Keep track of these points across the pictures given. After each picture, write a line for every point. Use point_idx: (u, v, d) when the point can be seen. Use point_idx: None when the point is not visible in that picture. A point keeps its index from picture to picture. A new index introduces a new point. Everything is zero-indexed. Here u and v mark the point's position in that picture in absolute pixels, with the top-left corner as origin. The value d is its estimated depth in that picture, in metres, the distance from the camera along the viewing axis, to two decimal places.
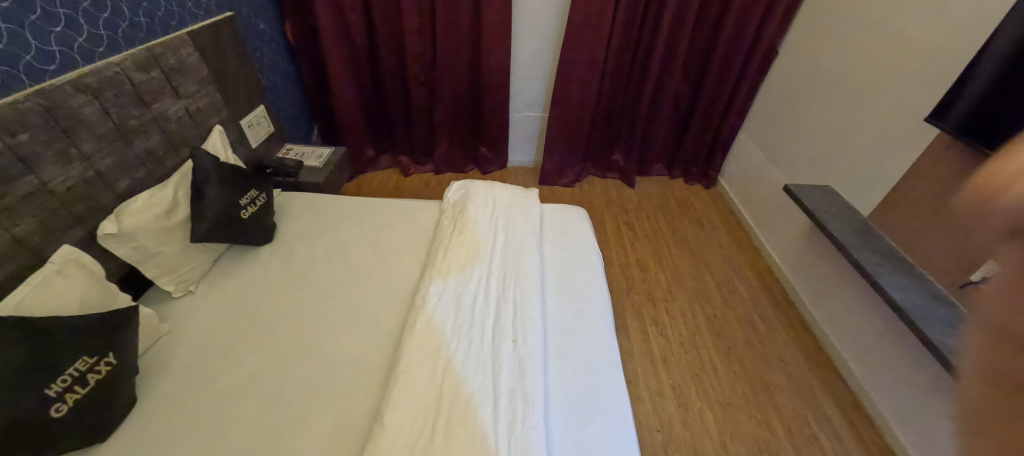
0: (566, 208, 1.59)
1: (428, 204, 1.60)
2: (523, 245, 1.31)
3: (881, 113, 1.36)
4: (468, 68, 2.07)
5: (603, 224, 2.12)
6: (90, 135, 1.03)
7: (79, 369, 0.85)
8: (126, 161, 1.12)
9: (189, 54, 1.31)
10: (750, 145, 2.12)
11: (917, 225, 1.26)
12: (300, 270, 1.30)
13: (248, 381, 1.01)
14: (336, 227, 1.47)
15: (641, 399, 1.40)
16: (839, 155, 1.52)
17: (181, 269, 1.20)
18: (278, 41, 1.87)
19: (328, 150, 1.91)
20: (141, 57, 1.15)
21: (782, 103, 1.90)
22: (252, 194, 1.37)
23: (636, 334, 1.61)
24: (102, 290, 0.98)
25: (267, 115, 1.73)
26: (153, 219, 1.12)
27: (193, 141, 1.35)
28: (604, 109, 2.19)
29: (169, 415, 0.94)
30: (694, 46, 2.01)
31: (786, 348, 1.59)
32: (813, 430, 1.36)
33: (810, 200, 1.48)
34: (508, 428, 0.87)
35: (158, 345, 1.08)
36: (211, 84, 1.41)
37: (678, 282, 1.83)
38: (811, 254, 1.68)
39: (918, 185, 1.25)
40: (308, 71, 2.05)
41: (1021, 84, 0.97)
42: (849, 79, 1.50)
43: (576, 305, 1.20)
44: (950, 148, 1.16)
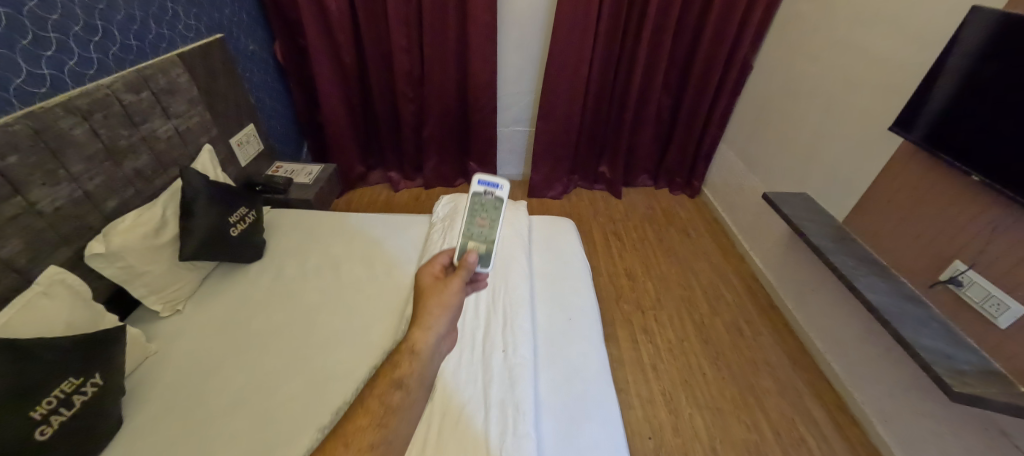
0: (555, 219, 1.62)
1: (417, 218, 1.62)
2: (513, 257, 1.34)
3: (850, 124, 1.43)
4: (456, 85, 2.12)
5: (591, 235, 2.16)
6: (79, 156, 1.03)
7: (65, 390, 0.84)
8: (114, 180, 1.13)
9: (179, 75, 1.33)
10: (730, 155, 2.19)
11: (887, 229, 1.32)
12: (290, 286, 1.31)
13: (237, 399, 1.01)
14: (325, 243, 1.48)
15: (632, 407, 1.42)
16: (815, 163, 1.59)
17: (169, 288, 1.20)
18: (268, 61, 1.89)
19: (318, 167, 1.93)
20: (131, 79, 1.17)
21: (758, 115, 1.98)
22: (242, 211, 1.38)
23: (626, 342, 1.63)
24: (88, 310, 0.98)
25: (256, 133, 1.74)
26: (140, 238, 1.12)
27: (183, 160, 1.36)
28: (589, 122, 2.25)
29: (155, 436, 0.93)
30: (673, 61, 2.09)
31: (771, 352, 1.63)
32: (800, 431, 1.38)
33: (788, 207, 1.54)
34: (500, 437, 0.88)
35: (145, 365, 1.07)
36: (201, 104, 1.43)
37: (666, 290, 1.87)
38: (793, 259, 1.73)
39: (887, 189, 1.31)
40: (297, 90, 2.07)
41: (983, 96, 1.03)
42: (820, 91, 1.57)
43: (565, 314, 1.23)
44: (916, 154, 1.22)
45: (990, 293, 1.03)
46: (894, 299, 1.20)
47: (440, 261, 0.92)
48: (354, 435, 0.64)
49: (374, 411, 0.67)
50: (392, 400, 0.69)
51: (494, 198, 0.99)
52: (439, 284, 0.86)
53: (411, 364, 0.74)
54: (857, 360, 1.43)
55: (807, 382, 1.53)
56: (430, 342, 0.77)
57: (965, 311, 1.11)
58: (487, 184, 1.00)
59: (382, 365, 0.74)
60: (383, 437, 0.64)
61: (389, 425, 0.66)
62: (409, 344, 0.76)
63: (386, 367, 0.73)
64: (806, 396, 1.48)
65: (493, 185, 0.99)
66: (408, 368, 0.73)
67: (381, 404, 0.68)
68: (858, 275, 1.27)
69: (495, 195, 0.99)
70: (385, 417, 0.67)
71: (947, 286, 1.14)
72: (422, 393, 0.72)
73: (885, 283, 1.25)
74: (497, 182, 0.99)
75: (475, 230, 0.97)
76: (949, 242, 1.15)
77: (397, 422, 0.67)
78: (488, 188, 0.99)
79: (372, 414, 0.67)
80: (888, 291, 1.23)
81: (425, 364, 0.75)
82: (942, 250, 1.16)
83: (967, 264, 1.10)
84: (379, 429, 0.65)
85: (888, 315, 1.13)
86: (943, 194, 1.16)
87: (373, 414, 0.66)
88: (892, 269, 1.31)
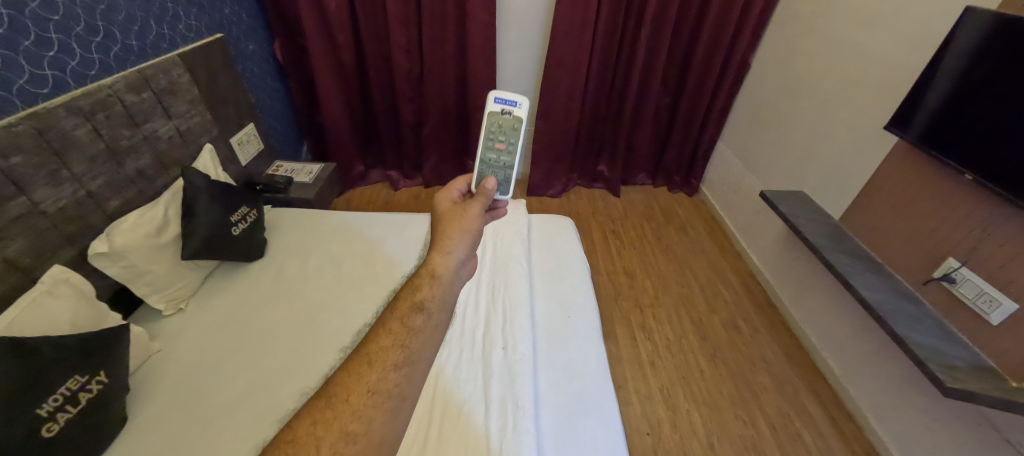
0: (554, 217, 1.63)
1: (417, 217, 1.63)
2: (512, 256, 1.35)
3: (846, 123, 1.45)
4: (455, 85, 2.12)
5: (590, 233, 2.17)
6: (82, 156, 1.04)
7: (71, 388, 0.86)
8: (116, 180, 1.13)
9: (180, 75, 1.34)
10: (728, 154, 2.20)
11: (882, 227, 1.33)
12: (291, 285, 1.32)
13: (240, 397, 1.02)
14: (326, 243, 1.49)
15: (630, 403, 1.43)
16: (811, 162, 1.60)
17: (171, 287, 1.21)
18: (268, 60, 1.90)
19: (318, 166, 1.93)
20: (133, 79, 1.18)
21: (755, 113, 1.99)
22: (243, 210, 1.39)
23: (624, 340, 1.64)
24: (92, 309, 0.99)
25: (256, 132, 1.75)
26: (143, 238, 1.13)
27: (184, 160, 1.36)
28: (588, 121, 2.26)
29: (160, 433, 0.94)
30: (671, 60, 2.10)
31: (768, 349, 1.65)
32: (796, 426, 1.40)
33: (785, 205, 1.55)
34: (500, 433, 0.90)
35: (148, 363, 1.08)
36: (202, 104, 1.43)
37: (664, 288, 1.88)
38: (790, 257, 1.74)
39: (882, 188, 1.32)
40: (297, 89, 2.08)
41: (978, 96, 1.04)
42: (816, 91, 1.59)
43: (564, 312, 1.24)
44: (910, 154, 1.23)
45: (982, 289, 1.05)
46: (889, 296, 1.21)
47: (456, 190, 0.91)
48: (377, 355, 0.60)
49: (396, 331, 0.62)
50: (413, 322, 0.63)
51: (512, 117, 1.06)
52: (459, 208, 0.83)
53: (432, 288, 0.68)
54: (853, 357, 1.45)
55: (803, 379, 1.55)
56: (450, 267, 0.72)
57: (958, 308, 1.12)
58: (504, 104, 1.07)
59: (402, 291, 0.69)
60: (407, 358, 0.59)
61: (413, 346, 0.61)
62: (429, 268, 0.71)
63: (406, 290, 0.68)
64: (802, 393, 1.50)
65: (510, 102, 1.06)
66: (428, 292, 0.67)
67: (402, 325, 0.62)
68: (854, 272, 1.28)
69: (513, 114, 1.06)
70: (407, 338, 0.62)
71: (941, 283, 1.16)
72: (444, 318, 0.66)
73: (880, 280, 1.27)
74: (515, 101, 1.07)
75: (492, 152, 1.03)
76: (942, 239, 1.16)
77: (421, 343, 0.61)
78: (506, 107, 1.06)
79: (394, 335, 0.62)
80: (883, 288, 1.24)
81: (447, 289, 0.69)
82: (935, 248, 1.18)
83: (959, 261, 1.12)
84: (402, 351, 0.60)
85: (883, 312, 1.15)
86: (936, 193, 1.17)
87: (395, 335, 0.62)
88: (887, 267, 1.32)
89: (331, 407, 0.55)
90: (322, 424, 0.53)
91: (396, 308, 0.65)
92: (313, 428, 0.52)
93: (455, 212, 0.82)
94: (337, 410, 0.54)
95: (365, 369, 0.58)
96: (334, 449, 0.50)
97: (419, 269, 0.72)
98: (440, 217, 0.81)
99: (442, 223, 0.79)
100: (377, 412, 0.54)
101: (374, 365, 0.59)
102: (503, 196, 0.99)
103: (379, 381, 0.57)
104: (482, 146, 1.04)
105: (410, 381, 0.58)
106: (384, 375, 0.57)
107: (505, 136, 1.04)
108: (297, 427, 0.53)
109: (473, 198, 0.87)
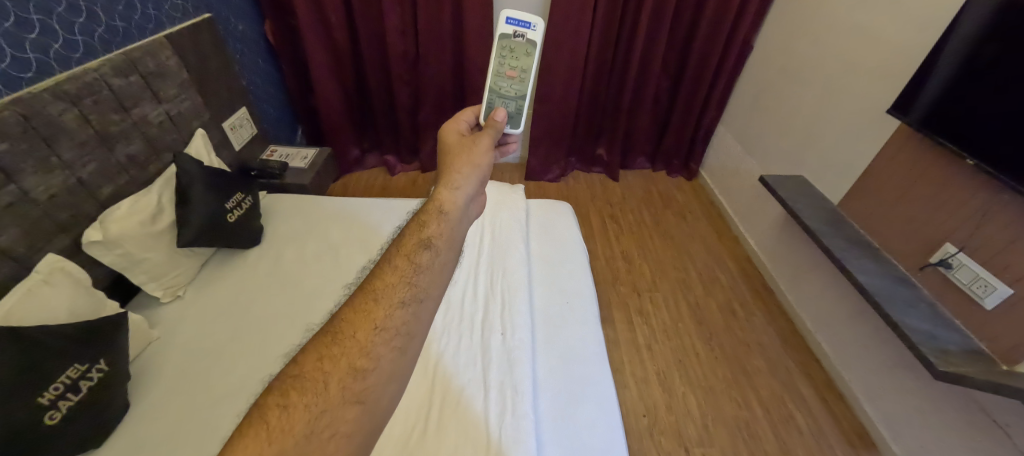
0: (552, 202, 1.62)
1: (413, 203, 1.62)
2: (510, 242, 1.35)
3: (847, 107, 1.43)
4: (452, 67, 2.08)
5: (589, 218, 2.17)
6: (71, 142, 1.02)
7: (71, 376, 0.86)
8: (108, 167, 1.11)
9: (168, 57, 1.30)
10: (728, 138, 2.18)
11: (880, 213, 1.33)
12: (289, 273, 1.31)
13: (240, 384, 1.02)
14: (323, 229, 1.48)
15: (627, 386, 1.45)
16: (811, 147, 1.59)
17: (169, 275, 1.20)
18: (259, 41, 1.85)
19: (313, 150, 1.91)
20: (119, 62, 1.14)
21: (756, 96, 1.96)
22: (238, 197, 1.37)
23: (622, 324, 1.66)
24: (90, 298, 0.98)
25: (249, 117, 1.72)
26: (138, 225, 1.12)
27: (176, 146, 1.34)
28: (587, 103, 2.22)
29: (162, 420, 0.95)
30: (672, 40, 2.05)
31: (764, 333, 1.67)
32: (789, 408, 1.43)
33: (784, 190, 1.55)
34: (499, 417, 0.91)
35: (148, 351, 1.08)
36: (192, 87, 1.40)
37: (662, 273, 1.89)
38: (787, 242, 1.75)
39: (881, 173, 1.32)
40: (289, 72, 2.02)
41: (980, 81, 1.03)
42: (819, 74, 1.56)
43: (562, 298, 1.24)
44: (911, 139, 1.22)
45: (978, 275, 1.06)
46: (885, 281, 1.22)
47: (463, 122, 0.90)
48: (382, 290, 0.52)
49: (402, 267, 0.54)
50: (420, 259, 0.56)
51: (524, 40, 1.03)
52: (467, 140, 0.81)
53: (440, 225, 0.61)
54: (846, 341, 1.47)
55: (797, 362, 1.57)
56: (459, 203, 0.66)
57: (952, 293, 1.13)
58: (515, 23, 1.02)
59: (407, 227, 0.61)
60: (415, 295, 0.51)
61: (422, 283, 0.53)
62: (437, 203, 0.65)
63: (412, 227, 0.60)
64: (795, 375, 1.53)
65: (524, 24, 1.02)
66: (436, 230, 0.60)
67: (408, 261, 0.55)
68: (851, 258, 1.29)
69: (526, 36, 1.02)
70: (415, 275, 0.54)
71: (936, 268, 1.17)
72: (454, 256, 0.59)
73: (876, 265, 1.28)
74: (529, 23, 1.02)
75: (503, 79, 1.02)
76: (939, 225, 1.16)
77: (431, 280, 0.53)
78: (518, 29, 1.02)
79: (400, 271, 0.54)
80: (879, 273, 1.25)
81: (455, 227, 0.63)
82: (932, 233, 1.18)
83: (957, 247, 1.12)
84: (410, 288, 0.52)
85: (879, 297, 1.15)
86: (936, 179, 1.17)
87: (401, 271, 0.53)
88: (885, 252, 1.33)
89: (337, 343, 0.47)
90: (327, 360, 0.46)
91: (402, 243, 0.58)
92: (318, 366, 0.45)
93: (463, 144, 0.79)
94: (344, 345, 0.47)
95: (371, 306, 0.50)
96: (343, 385, 0.44)
97: (425, 206, 0.66)
98: (449, 150, 0.78)
99: (449, 160, 0.74)
100: (387, 349, 0.47)
101: (381, 302, 0.50)
102: (514, 129, 0.99)
103: (388, 317, 0.49)
104: (493, 73, 1.02)
105: (421, 320, 0.50)
106: (392, 312, 0.49)
107: (516, 63, 1.03)
108: (303, 362, 0.46)
109: (482, 130, 0.86)
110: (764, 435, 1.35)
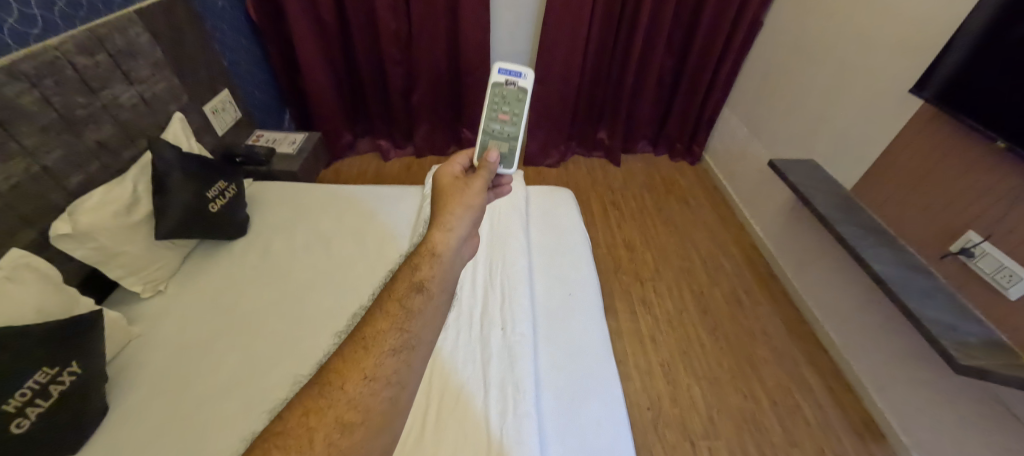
0: (553, 189, 1.55)
1: (408, 190, 1.54)
2: (510, 231, 1.28)
3: (864, 87, 1.35)
4: (446, 47, 1.97)
5: (590, 204, 2.10)
6: (32, 127, 0.94)
7: (40, 381, 0.80)
8: (76, 154, 1.03)
9: (139, 34, 1.20)
10: (734, 121, 2.10)
11: (897, 199, 1.27)
12: (277, 265, 1.25)
13: (226, 384, 0.97)
14: (313, 218, 1.41)
15: (630, 378, 1.42)
16: (824, 129, 1.52)
17: (148, 269, 1.13)
18: (240, 18, 1.73)
19: (301, 135, 1.82)
20: (83, 39, 1.05)
21: (765, 77, 1.88)
22: (220, 185, 1.30)
23: (624, 314, 1.61)
24: (60, 295, 0.92)
25: (232, 99, 1.62)
26: (112, 217, 1.05)
27: (152, 131, 1.25)
28: (588, 84, 2.13)
29: (142, 424, 0.89)
30: (678, 17, 1.95)
31: (769, 322, 1.63)
32: (795, 398, 1.40)
33: (795, 175, 1.48)
34: (499, 417, 0.86)
35: (128, 350, 1.02)
36: (167, 67, 1.30)
37: (664, 261, 1.84)
38: (795, 228, 1.69)
39: (900, 157, 1.25)
40: (274, 51, 1.91)
41: (1003, 58, 0.97)
42: (834, 52, 1.48)
43: (564, 289, 1.19)
44: (935, 119, 1.15)
45: (1002, 264, 1.01)
46: (901, 270, 1.17)
47: (459, 163, 0.84)
48: (373, 337, 0.50)
49: (393, 313, 0.52)
50: (412, 303, 0.54)
51: (517, 88, 0.98)
52: (461, 182, 0.76)
53: (433, 267, 0.59)
54: (855, 329, 1.43)
55: (804, 352, 1.53)
56: (452, 245, 0.64)
57: (973, 282, 1.08)
58: (508, 74, 0.99)
59: (399, 269, 0.60)
60: (407, 342, 0.50)
61: (414, 329, 0.51)
62: (429, 245, 0.63)
63: (403, 269, 0.59)
64: (802, 364, 1.49)
65: (515, 73, 0.98)
66: (428, 271, 0.58)
67: (400, 306, 0.53)
68: (865, 245, 1.24)
69: (517, 85, 0.98)
70: (407, 321, 0.52)
71: (957, 257, 1.11)
72: (448, 298, 0.58)
73: (892, 254, 1.22)
74: (520, 72, 0.99)
75: (496, 123, 0.96)
76: (962, 211, 1.11)
77: (422, 326, 0.52)
78: (511, 78, 0.98)
79: (392, 317, 0.52)
80: (896, 262, 1.20)
81: (448, 268, 0.61)
82: (953, 220, 1.13)
83: (981, 236, 1.06)
84: (401, 334, 0.51)
85: (895, 286, 1.11)
86: (960, 162, 1.10)
87: (393, 317, 0.52)
88: (900, 240, 1.27)
89: (324, 396, 0.45)
90: (313, 414, 0.44)
91: (393, 288, 0.56)
92: (304, 420, 0.43)
93: (456, 185, 0.75)
94: (331, 398, 0.45)
95: (361, 355, 0.49)
96: (328, 442, 0.42)
97: (418, 247, 0.63)
98: (441, 191, 0.74)
99: (442, 198, 0.72)
100: (378, 401, 0.46)
101: (371, 350, 0.49)
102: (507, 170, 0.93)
103: (378, 367, 0.48)
104: (485, 116, 0.96)
105: (412, 368, 0.49)
106: (382, 361, 0.48)
107: (509, 107, 0.97)
108: (287, 417, 0.44)
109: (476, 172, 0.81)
110: (770, 427, 1.32)
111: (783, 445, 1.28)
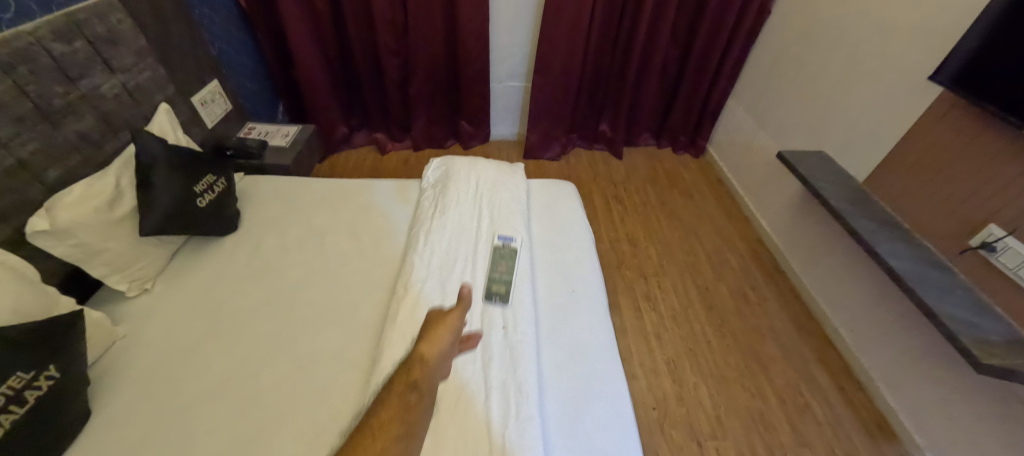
0: (555, 182, 1.51)
1: (405, 184, 1.49)
2: (511, 226, 1.23)
3: (880, 74, 1.30)
4: (444, 36, 1.91)
5: (592, 198, 2.05)
6: (6, 118, 0.88)
7: (15, 386, 0.75)
8: (54, 146, 0.98)
9: (120, 21, 1.15)
10: (740, 111, 2.05)
11: (913, 192, 1.23)
12: (270, 261, 1.20)
13: (215, 385, 0.92)
14: (307, 213, 1.36)
15: (636, 377, 1.38)
16: (835, 118, 1.47)
17: (134, 266, 1.09)
18: (229, 6, 1.67)
19: (295, 128, 1.76)
20: (60, 25, 0.99)
21: (773, 66, 1.82)
22: (209, 179, 1.25)
23: (628, 311, 1.57)
24: (38, 295, 0.87)
25: (221, 90, 1.57)
26: (93, 212, 1.00)
27: (136, 122, 1.20)
28: (590, 75, 2.07)
29: (126, 429, 0.85)
30: (683, 5, 1.89)
31: (777, 318, 1.59)
32: (805, 396, 1.36)
33: (805, 167, 1.44)
34: (501, 421, 0.82)
35: (113, 351, 0.98)
36: (151, 56, 1.25)
37: (669, 256, 1.79)
38: (803, 221, 1.65)
39: (917, 148, 1.20)
40: (266, 41, 1.85)
41: None
42: (847, 38, 1.43)
43: (568, 285, 1.15)
44: (956, 107, 1.10)
45: None
46: (917, 264, 1.13)
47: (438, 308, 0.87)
48: (381, 427, 0.64)
49: (396, 405, 0.67)
50: (409, 401, 0.68)
51: None
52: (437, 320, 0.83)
53: (423, 370, 0.73)
54: (865, 325, 1.39)
55: (813, 348, 1.50)
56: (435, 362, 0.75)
57: (994, 278, 1.04)
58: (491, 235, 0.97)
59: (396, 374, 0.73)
60: (407, 431, 0.63)
61: (412, 421, 0.65)
62: (418, 355, 0.75)
63: (400, 371, 0.73)
64: (811, 361, 1.46)
65: None
66: (420, 373, 0.72)
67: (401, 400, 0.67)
68: (879, 239, 1.19)
69: None
70: (408, 413, 0.66)
71: (977, 251, 1.07)
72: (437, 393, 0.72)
73: (907, 247, 1.18)
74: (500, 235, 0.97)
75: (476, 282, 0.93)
76: (983, 203, 1.06)
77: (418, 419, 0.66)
78: None
79: (394, 408, 0.67)
80: (911, 256, 1.16)
81: (435, 371, 0.75)
82: (974, 212, 1.08)
83: (1004, 229, 1.01)
84: (403, 424, 0.64)
85: (911, 282, 1.07)
86: (982, 152, 1.06)
87: (395, 409, 0.66)
88: (916, 233, 1.23)
89: None
90: None
91: (392, 388, 0.70)
92: None
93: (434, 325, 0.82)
94: None
95: (370, 441, 0.61)
96: None
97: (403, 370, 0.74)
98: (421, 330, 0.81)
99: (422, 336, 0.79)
100: None
101: (379, 436, 0.62)
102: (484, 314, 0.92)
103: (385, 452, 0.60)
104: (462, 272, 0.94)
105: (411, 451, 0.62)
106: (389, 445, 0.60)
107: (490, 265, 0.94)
108: None
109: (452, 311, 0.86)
110: (779, 426, 1.29)
111: (793, 445, 1.25)
